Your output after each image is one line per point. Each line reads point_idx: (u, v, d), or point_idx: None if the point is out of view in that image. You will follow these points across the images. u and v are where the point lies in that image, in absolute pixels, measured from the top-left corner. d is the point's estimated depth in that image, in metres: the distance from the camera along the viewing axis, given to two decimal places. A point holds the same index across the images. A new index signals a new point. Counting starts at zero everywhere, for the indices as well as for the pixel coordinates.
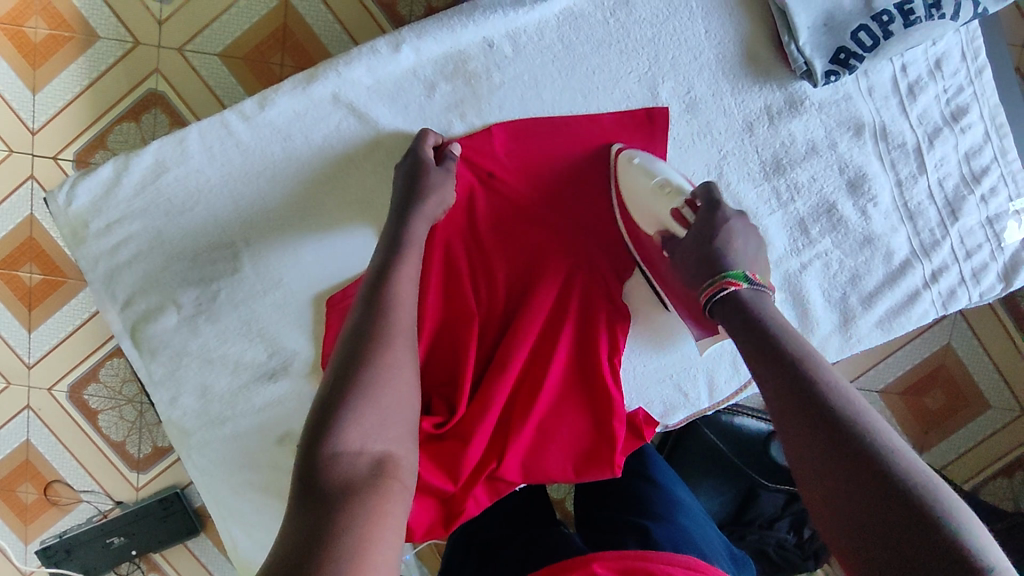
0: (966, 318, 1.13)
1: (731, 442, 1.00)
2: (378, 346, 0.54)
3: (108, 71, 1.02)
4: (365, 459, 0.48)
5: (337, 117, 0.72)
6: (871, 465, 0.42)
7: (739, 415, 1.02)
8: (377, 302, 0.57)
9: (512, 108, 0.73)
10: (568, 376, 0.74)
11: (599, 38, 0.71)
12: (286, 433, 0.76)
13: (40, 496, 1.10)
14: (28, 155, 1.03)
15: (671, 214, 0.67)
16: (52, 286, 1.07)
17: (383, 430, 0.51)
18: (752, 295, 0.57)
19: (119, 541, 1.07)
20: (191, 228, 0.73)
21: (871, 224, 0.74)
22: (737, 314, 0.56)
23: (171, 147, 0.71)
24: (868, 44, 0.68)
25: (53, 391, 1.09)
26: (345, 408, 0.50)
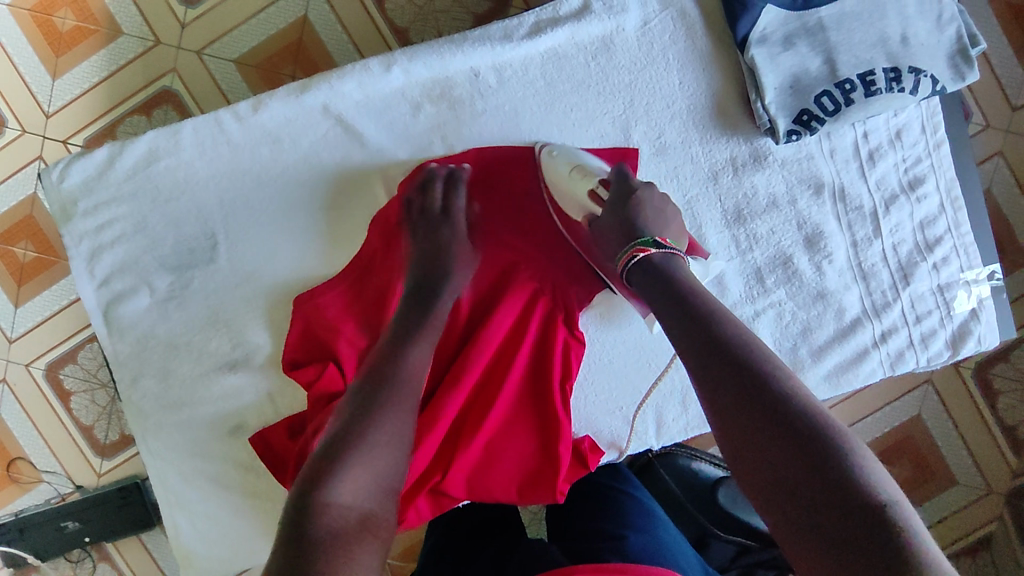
0: (935, 389, 1.15)
1: (684, 486, 1.01)
2: (379, 407, 0.58)
3: (126, 65, 1.07)
4: (353, 514, 0.51)
5: (325, 126, 0.76)
6: (800, 441, 0.45)
7: (695, 460, 1.03)
8: (389, 360, 0.62)
9: (489, 135, 0.77)
10: (520, 396, 0.76)
11: (579, 79, 0.75)
12: (239, 425, 0.78)
13: (0, 472, 1.10)
14: (39, 136, 1.07)
15: (589, 196, 0.69)
16: (44, 264, 1.10)
17: (374, 486, 0.54)
18: (662, 258, 0.63)
19: (73, 526, 1.07)
20: (175, 217, 0.76)
21: (825, 280, 0.77)
22: (659, 279, 0.60)
23: (165, 138, 0.75)
24: (830, 109, 0.72)
25: (30, 367, 1.11)
26: (343, 461, 0.53)
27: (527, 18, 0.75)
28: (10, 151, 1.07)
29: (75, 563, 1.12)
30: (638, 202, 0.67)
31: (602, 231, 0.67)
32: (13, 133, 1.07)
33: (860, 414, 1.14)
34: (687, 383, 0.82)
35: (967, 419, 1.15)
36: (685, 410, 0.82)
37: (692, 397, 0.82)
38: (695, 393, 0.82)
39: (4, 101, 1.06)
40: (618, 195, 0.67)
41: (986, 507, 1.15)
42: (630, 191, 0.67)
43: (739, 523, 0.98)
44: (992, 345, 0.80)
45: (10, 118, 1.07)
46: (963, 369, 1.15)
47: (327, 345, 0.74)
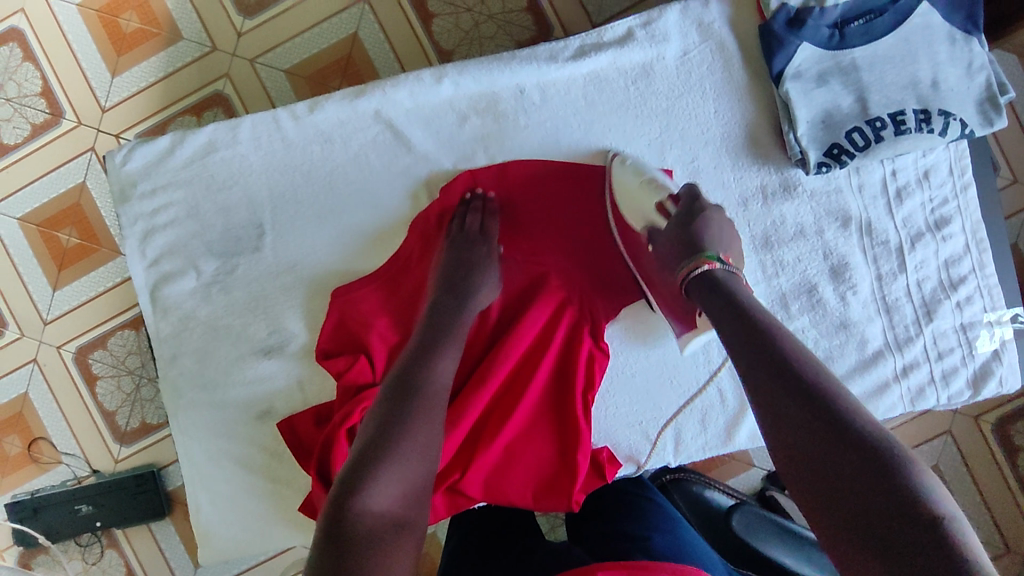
0: (955, 441, 1.14)
1: (696, 512, 1.00)
2: (414, 417, 0.60)
3: (184, 68, 1.14)
4: (391, 512, 0.54)
5: (375, 131, 0.80)
6: (848, 447, 0.46)
7: (710, 489, 1.02)
8: (424, 363, 0.64)
9: (529, 148, 0.80)
10: (542, 403, 0.78)
11: (619, 102, 0.79)
12: (267, 410, 0.80)
13: (23, 450, 1.15)
14: (94, 129, 1.14)
15: (657, 207, 0.72)
16: (85, 251, 1.15)
17: (409, 485, 0.56)
18: (725, 275, 0.64)
19: (86, 509, 1.10)
20: (226, 206, 0.80)
21: (848, 310, 0.78)
22: (717, 292, 0.62)
23: (224, 131, 0.79)
24: (861, 145, 0.74)
25: (61, 349, 1.16)
26: (382, 461, 0.56)
27: (573, 41, 0.79)
28: (68, 142, 1.14)
29: (84, 546, 1.14)
30: (708, 219, 0.67)
31: (665, 246, 0.69)
32: (70, 124, 1.14)
33: None
34: (707, 402, 0.82)
35: (987, 473, 1.14)
36: (704, 430, 0.82)
37: (712, 416, 0.82)
38: (714, 412, 0.82)
39: (65, 94, 1.14)
40: (688, 209, 0.69)
41: (1003, 566, 1.13)
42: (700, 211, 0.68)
43: (753, 555, 0.95)
44: (1013, 388, 0.80)
45: (69, 110, 1.14)
46: (984, 422, 1.15)
47: (359, 338, 0.78)
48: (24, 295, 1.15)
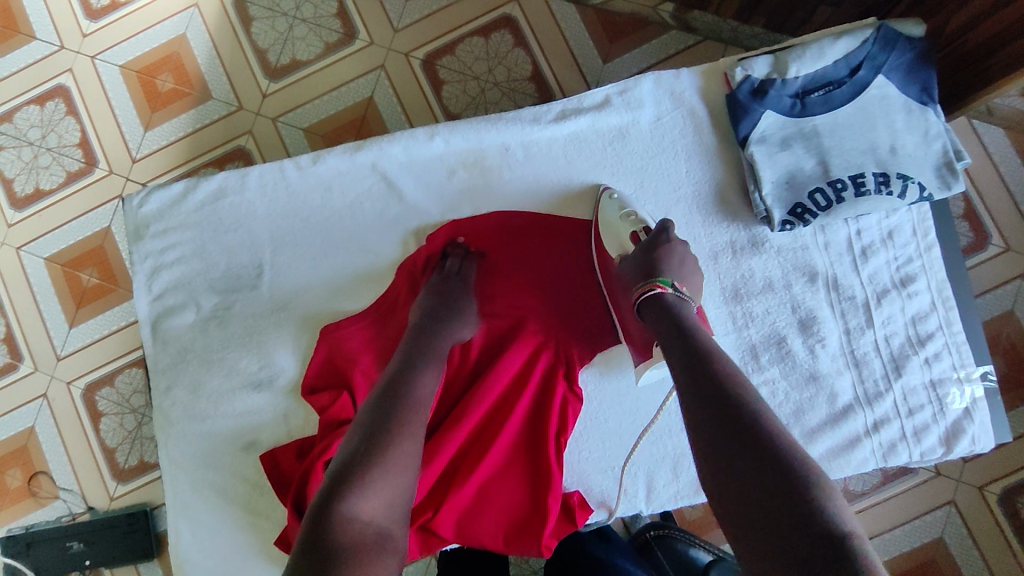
0: (960, 513, 1.12)
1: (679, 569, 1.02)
2: (400, 426, 0.62)
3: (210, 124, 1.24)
4: (372, 528, 0.56)
5: (371, 181, 0.86)
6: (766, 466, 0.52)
7: (695, 546, 1.05)
8: (409, 379, 0.67)
9: (512, 202, 0.85)
10: (517, 442, 0.81)
11: (597, 161, 0.85)
12: (252, 441, 0.83)
13: (23, 484, 1.19)
14: (122, 176, 1.24)
15: (629, 236, 0.79)
16: (102, 291, 1.23)
17: (391, 501, 0.59)
18: (674, 300, 0.70)
19: (77, 546, 1.14)
20: (229, 247, 0.87)
21: (817, 363, 0.80)
22: (666, 316, 0.68)
23: (234, 178, 0.87)
24: (823, 205, 0.79)
25: (71, 385, 1.22)
26: (366, 475, 0.58)
27: (555, 106, 0.85)
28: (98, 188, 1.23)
29: None
30: (665, 250, 0.74)
31: (627, 270, 0.75)
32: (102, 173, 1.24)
33: (877, 530, 1.13)
34: (679, 450, 0.83)
35: (993, 548, 1.11)
36: (676, 478, 0.83)
37: (685, 465, 0.83)
38: (687, 461, 0.83)
39: (100, 147, 1.25)
40: (649, 243, 0.75)
41: None
42: (662, 239, 0.75)
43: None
44: (986, 447, 0.81)
45: (101, 159, 1.24)
46: (991, 494, 1.12)
47: (343, 375, 0.82)
48: (42, 333, 1.23)
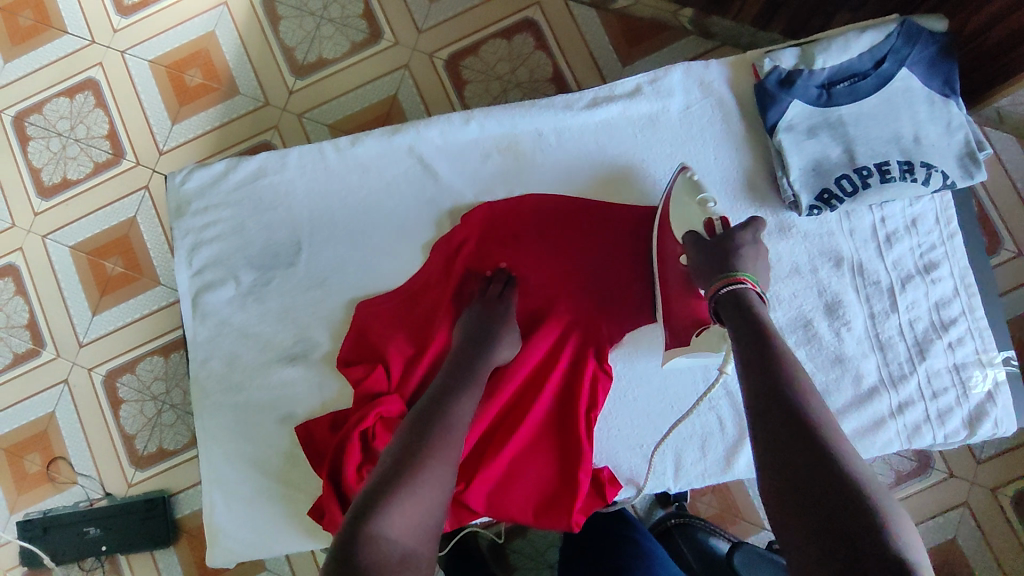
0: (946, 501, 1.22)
1: (698, 555, 1.24)
2: (429, 453, 0.74)
3: (237, 121, 1.66)
4: (397, 548, 0.68)
5: (408, 163, 0.93)
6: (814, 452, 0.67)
7: (713, 537, 1.26)
8: (444, 409, 0.78)
9: (544, 181, 0.95)
10: (545, 422, 0.90)
11: (627, 147, 0.96)
12: (285, 414, 0.88)
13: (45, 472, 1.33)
14: None
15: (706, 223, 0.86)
16: None
17: (417, 522, 0.70)
18: (755, 299, 0.80)
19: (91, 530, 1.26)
20: (268, 224, 0.91)
21: (844, 344, 0.96)
22: (743, 313, 0.79)
23: (274, 158, 0.91)
24: (849, 190, 0.91)
25: None
26: (393, 498, 0.70)
27: (587, 94, 0.95)
28: None
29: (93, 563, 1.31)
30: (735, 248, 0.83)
31: (700, 257, 0.84)
32: None
33: None
34: (705, 432, 0.94)
35: None
36: (703, 458, 0.93)
37: (711, 446, 0.93)
38: (713, 441, 0.94)
39: None
40: (721, 237, 0.84)
41: None
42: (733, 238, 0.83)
43: None
44: (1010, 430, 0.95)
45: None
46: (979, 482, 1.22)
47: (378, 349, 0.86)
48: None
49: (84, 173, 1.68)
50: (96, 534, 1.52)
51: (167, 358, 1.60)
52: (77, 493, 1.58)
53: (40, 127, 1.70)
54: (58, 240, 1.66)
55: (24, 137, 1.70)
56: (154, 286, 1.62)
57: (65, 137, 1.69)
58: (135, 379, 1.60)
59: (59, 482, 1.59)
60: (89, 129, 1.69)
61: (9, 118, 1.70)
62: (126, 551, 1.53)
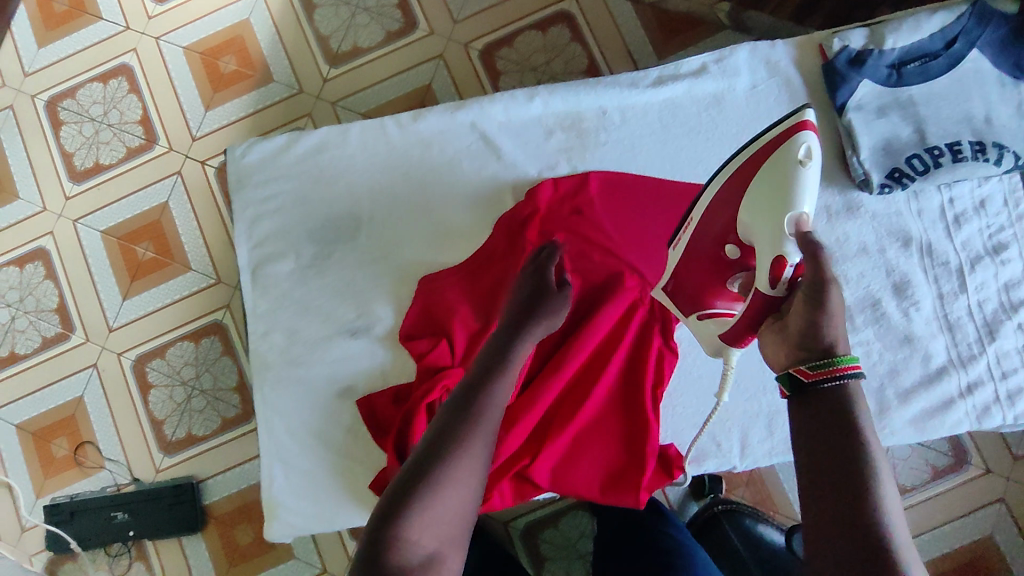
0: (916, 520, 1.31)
1: (742, 538, 1.35)
2: (454, 453, 0.72)
3: (270, 106, 1.65)
4: (418, 555, 0.68)
5: (471, 139, 1.02)
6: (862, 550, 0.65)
7: (759, 524, 1.36)
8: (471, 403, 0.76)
9: (608, 155, 1.04)
10: (611, 398, 0.97)
11: (691, 125, 1.05)
12: (346, 386, 0.95)
13: (70, 452, 1.58)
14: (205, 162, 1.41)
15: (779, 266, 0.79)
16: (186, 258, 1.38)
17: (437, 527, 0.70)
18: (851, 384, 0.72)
19: (119, 517, 1.50)
20: (331, 198, 0.99)
21: (913, 324, 1.06)
22: (827, 395, 0.72)
23: (336, 133, 1.00)
24: (920, 168, 1.02)
25: None
26: (413, 504, 0.69)
27: (652, 73, 1.05)
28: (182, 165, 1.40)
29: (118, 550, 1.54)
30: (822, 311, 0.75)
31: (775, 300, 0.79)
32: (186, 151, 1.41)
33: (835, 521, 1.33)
34: (767, 412, 1.06)
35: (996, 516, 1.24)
36: (768, 437, 1.06)
37: (775, 426, 1.06)
38: (777, 421, 1.06)
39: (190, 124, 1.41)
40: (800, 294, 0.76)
41: None
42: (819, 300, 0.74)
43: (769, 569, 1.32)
44: None
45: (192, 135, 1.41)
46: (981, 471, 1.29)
47: (443, 320, 0.92)
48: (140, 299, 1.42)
49: (117, 158, 1.67)
50: (124, 519, 1.52)
51: (197, 344, 1.59)
52: (105, 478, 1.57)
53: (73, 112, 1.70)
54: (89, 224, 1.65)
55: (57, 121, 1.69)
56: (185, 271, 1.61)
57: (98, 122, 1.69)
58: (166, 364, 1.59)
59: (87, 467, 1.58)
60: (122, 115, 1.68)
61: (42, 103, 1.70)
62: (154, 536, 1.52)
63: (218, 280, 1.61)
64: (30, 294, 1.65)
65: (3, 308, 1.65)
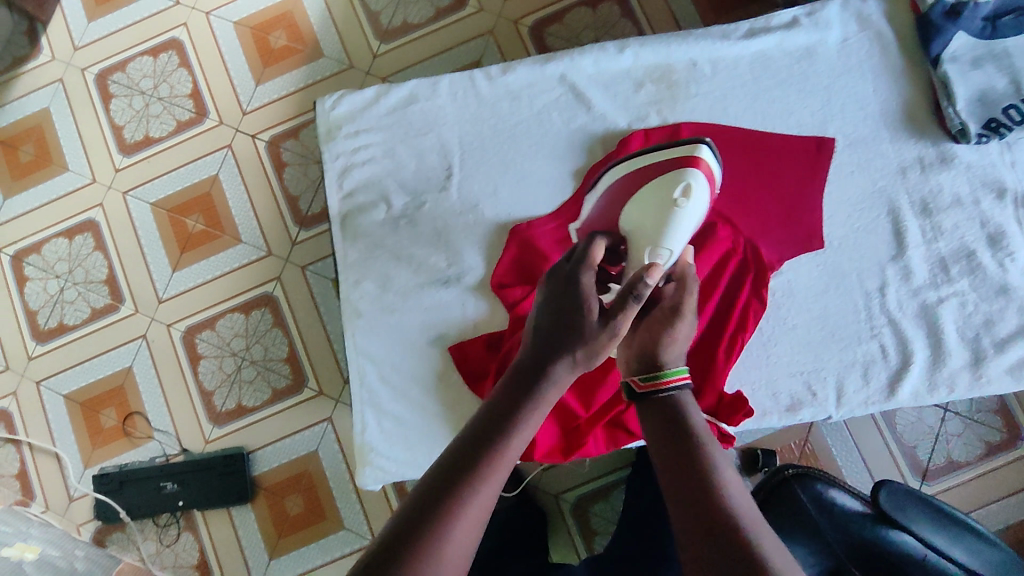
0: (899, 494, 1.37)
1: (819, 506, 1.16)
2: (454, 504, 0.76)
3: (321, 80, 1.66)
4: None
5: (559, 92, 1.16)
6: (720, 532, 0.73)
7: (834, 488, 1.17)
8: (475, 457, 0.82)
9: (699, 104, 1.16)
10: (697, 347, 1.12)
11: (783, 77, 1.17)
12: (437, 335, 1.12)
13: (119, 424, 1.59)
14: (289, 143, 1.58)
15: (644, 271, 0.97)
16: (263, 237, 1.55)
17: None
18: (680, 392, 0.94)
19: (171, 485, 1.52)
20: (419, 147, 1.15)
21: (1007, 275, 1.15)
22: (668, 412, 0.92)
23: (424, 86, 1.15)
24: (1017, 118, 1.11)
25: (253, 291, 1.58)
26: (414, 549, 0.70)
27: (744, 25, 1.17)
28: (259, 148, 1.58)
29: (164, 524, 1.55)
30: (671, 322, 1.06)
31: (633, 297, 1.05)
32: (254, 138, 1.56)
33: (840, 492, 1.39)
34: (862, 361, 1.14)
35: None
36: (865, 387, 1.14)
37: (871, 376, 1.14)
38: (872, 370, 1.14)
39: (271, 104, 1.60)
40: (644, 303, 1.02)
41: None
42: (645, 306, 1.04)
43: (861, 552, 1.13)
44: None
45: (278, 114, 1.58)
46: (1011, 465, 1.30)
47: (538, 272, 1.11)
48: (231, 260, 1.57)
49: (167, 131, 1.67)
50: (173, 489, 1.52)
51: (247, 316, 1.59)
52: (153, 449, 1.57)
53: (123, 85, 1.70)
54: (139, 197, 1.66)
55: (106, 94, 1.70)
56: (236, 244, 1.62)
57: (147, 96, 1.69)
58: (215, 336, 1.59)
59: (135, 438, 1.58)
60: (172, 89, 1.69)
61: (92, 76, 1.71)
62: (203, 506, 1.52)
63: (268, 253, 1.61)
64: (79, 266, 1.65)
65: (52, 279, 1.65)
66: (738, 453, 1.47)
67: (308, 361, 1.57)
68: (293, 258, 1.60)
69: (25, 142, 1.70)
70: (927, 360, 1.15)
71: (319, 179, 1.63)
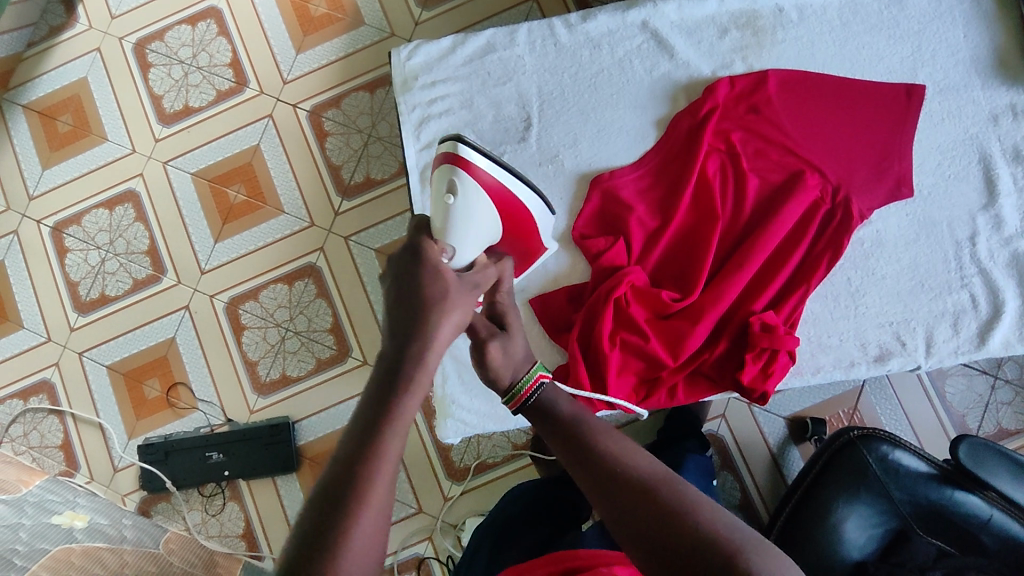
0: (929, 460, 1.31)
1: (883, 465, 1.17)
2: (344, 517, 0.64)
3: (362, 48, 1.64)
4: None
5: (641, 39, 1.22)
6: (646, 498, 0.69)
7: (899, 449, 1.17)
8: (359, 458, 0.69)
9: (788, 51, 1.20)
10: (774, 294, 1.13)
11: (874, 23, 1.21)
12: (518, 290, 1.18)
13: (161, 395, 1.58)
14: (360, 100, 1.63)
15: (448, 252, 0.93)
16: (320, 199, 1.60)
17: None
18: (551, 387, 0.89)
19: (216, 455, 1.52)
20: (497, 97, 1.22)
21: None
22: (543, 409, 0.86)
23: (502, 36, 1.23)
24: None
25: (306, 255, 1.59)
26: None
27: None
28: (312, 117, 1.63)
29: (209, 494, 1.54)
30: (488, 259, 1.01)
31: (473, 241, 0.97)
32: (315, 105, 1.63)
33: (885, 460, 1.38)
34: (952, 313, 1.15)
35: None
36: (955, 337, 1.14)
37: (961, 326, 1.14)
38: (961, 319, 1.15)
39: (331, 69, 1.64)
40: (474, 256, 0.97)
41: None
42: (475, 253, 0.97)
43: (925, 512, 1.15)
44: None
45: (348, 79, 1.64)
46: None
47: (624, 222, 1.15)
48: (283, 226, 1.60)
49: (207, 100, 1.66)
50: (219, 459, 1.52)
51: (291, 286, 1.58)
52: (198, 419, 1.57)
53: (161, 54, 1.69)
54: (179, 166, 1.65)
55: (144, 63, 1.69)
56: (279, 214, 1.61)
57: (187, 65, 1.68)
58: (259, 307, 1.59)
59: (179, 408, 1.57)
60: (211, 57, 1.67)
61: (130, 45, 1.69)
62: (249, 476, 1.52)
63: (312, 223, 1.60)
64: (120, 236, 1.64)
65: (93, 251, 1.64)
66: (785, 422, 1.47)
67: (352, 331, 1.56)
68: (337, 228, 1.59)
69: (62, 112, 1.69)
70: (1018, 309, 1.15)
71: (362, 148, 1.61)
